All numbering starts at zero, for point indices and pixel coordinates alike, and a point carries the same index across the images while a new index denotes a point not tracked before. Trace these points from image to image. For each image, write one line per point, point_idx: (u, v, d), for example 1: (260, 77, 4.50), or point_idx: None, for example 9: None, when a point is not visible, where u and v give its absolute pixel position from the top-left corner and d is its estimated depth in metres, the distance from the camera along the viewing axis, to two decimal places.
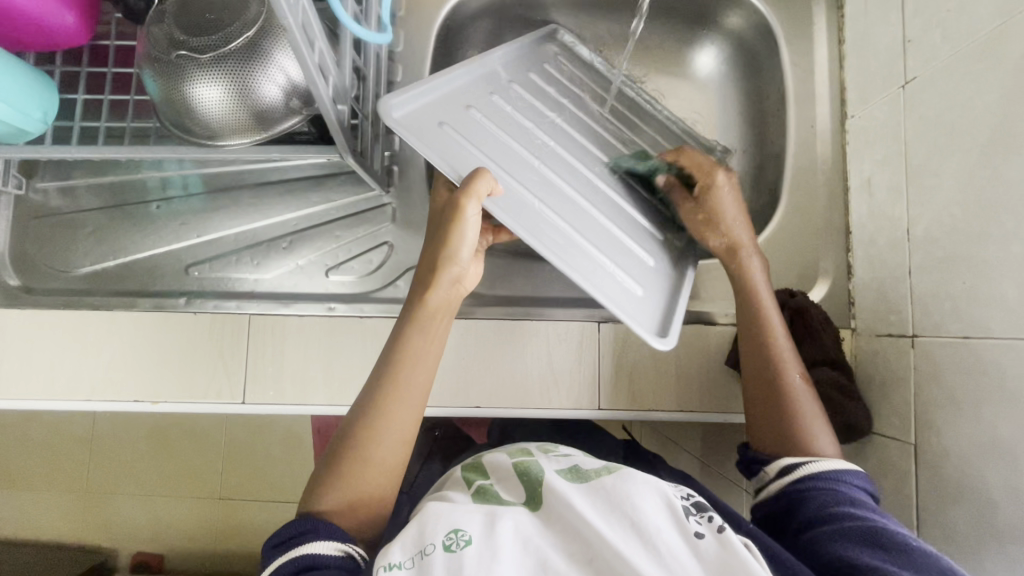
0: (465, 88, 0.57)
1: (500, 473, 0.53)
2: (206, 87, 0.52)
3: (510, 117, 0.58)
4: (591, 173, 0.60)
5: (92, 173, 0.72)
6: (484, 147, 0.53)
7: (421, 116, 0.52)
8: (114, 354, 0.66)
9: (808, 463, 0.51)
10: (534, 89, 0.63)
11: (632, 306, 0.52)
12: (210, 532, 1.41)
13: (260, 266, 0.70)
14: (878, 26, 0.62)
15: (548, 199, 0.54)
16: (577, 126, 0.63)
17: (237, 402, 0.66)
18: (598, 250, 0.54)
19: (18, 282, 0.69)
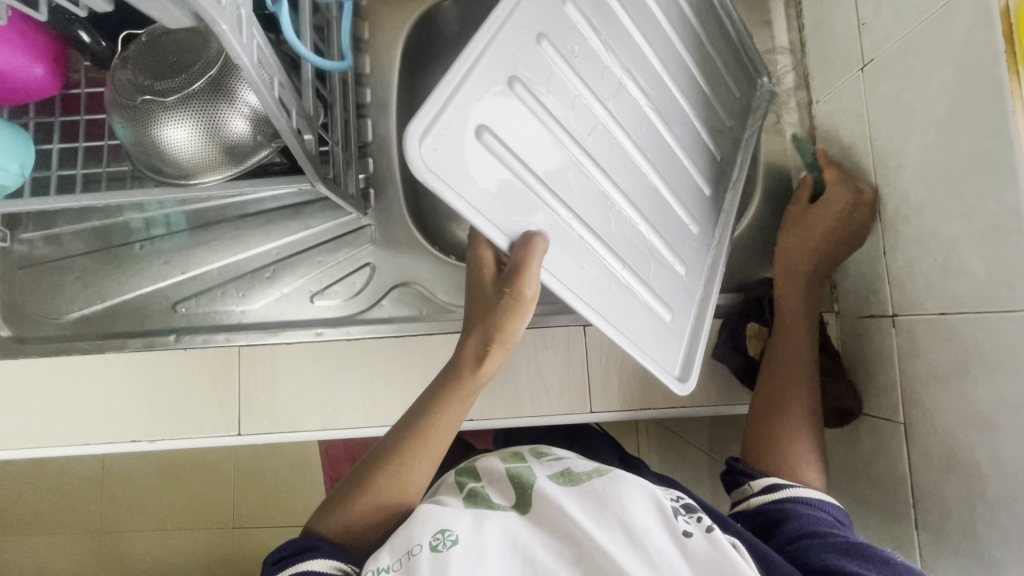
0: (508, 39, 0.41)
1: (491, 476, 0.54)
2: (175, 128, 0.53)
3: (557, 79, 0.45)
4: (634, 152, 0.52)
5: (75, 219, 0.73)
6: (528, 151, 0.43)
7: (457, 118, 0.39)
8: (109, 397, 0.67)
9: (788, 488, 0.51)
10: (592, 10, 0.48)
11: (662, 339, 0.53)
12: (226, 561, 1.41)
13: (246, 298, 0.70)
14: (833, 11, 0.63)
15: (594, 213, 0.48)
16: (632, 76, 0.52)
17: (233, 433, 0.66)
18: (633, 277, 0.51)
19: (8, 332, 0.69)
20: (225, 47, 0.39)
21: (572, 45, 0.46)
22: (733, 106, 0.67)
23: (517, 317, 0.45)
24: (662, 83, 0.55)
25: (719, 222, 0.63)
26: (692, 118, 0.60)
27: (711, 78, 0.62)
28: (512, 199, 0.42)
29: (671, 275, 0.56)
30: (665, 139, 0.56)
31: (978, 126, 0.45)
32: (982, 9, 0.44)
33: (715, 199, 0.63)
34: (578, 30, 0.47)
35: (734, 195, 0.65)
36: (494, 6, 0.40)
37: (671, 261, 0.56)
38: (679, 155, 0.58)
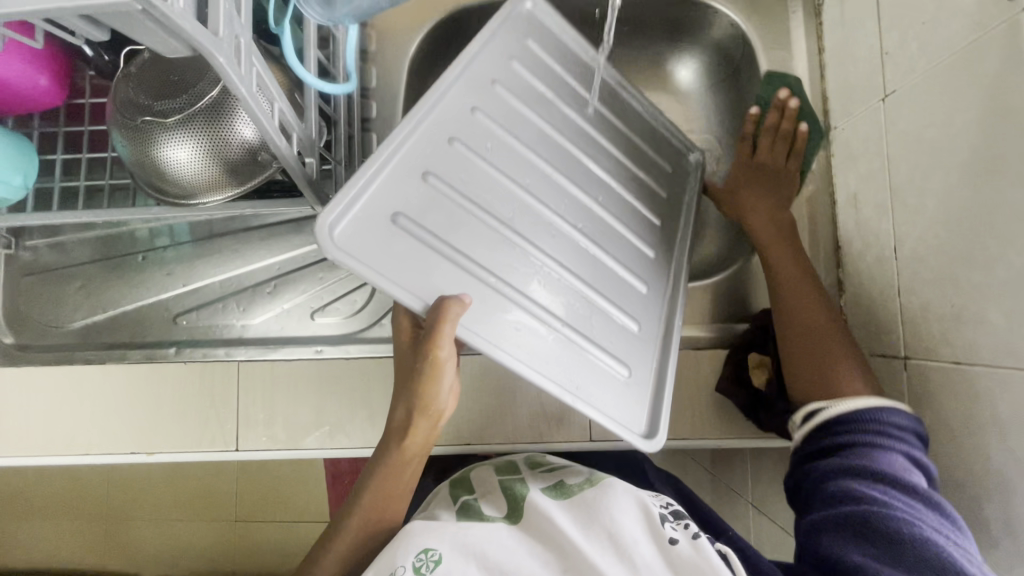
0: (419, 148, 0.51)
1: (485, 488, 0.57)
2: (176, 149, 0.52)
3: (473, 169, 0.53)
4: (563, 223, 0.56)
5: (79, 226, 0.72)
6: (447, 230, 0.50)
7: (372, 212, 0.48)
8: (111, 407, 0.67)
9: (830, 408, 0.51)
10: (501, 110, 0.56)
11: (616, 394, 0.55)
12: (227, 554, 1.43)
13: (246, 312, 0.70)
14: (856, 36, 0.61)
15: (521, 277, 0.52)
16: (552, 154, 0.57)
17: (231, 449, 0.66)
18: (577, 333, 0.54)
19: (12, 339, 0.70)
20: (223, 79, 0.38)
21: (485, 140, 0.54)
22: (666, 178, 0.66)
23: (437, 378, 0.48)
24: (588, 157, 0.60)
25: (675, 277, 0.63)
26: (626, 189, 0.62)
27: (641, 159, 0.64)
28: (428, 271, 0.49)
29: (620, 335, 0.57)
30: (600, 207, 0.59)
31: (1004, 174, 0.43)
32: (1012, 52, 0.42)
33: (664, 264, 0.63)
34: (493, 127, 0.55)
35: (683, 262, 0.64)
36: (400, 121, 0.51)
37: (620, 321, 0.58)
38: (619, 221, 0.60)
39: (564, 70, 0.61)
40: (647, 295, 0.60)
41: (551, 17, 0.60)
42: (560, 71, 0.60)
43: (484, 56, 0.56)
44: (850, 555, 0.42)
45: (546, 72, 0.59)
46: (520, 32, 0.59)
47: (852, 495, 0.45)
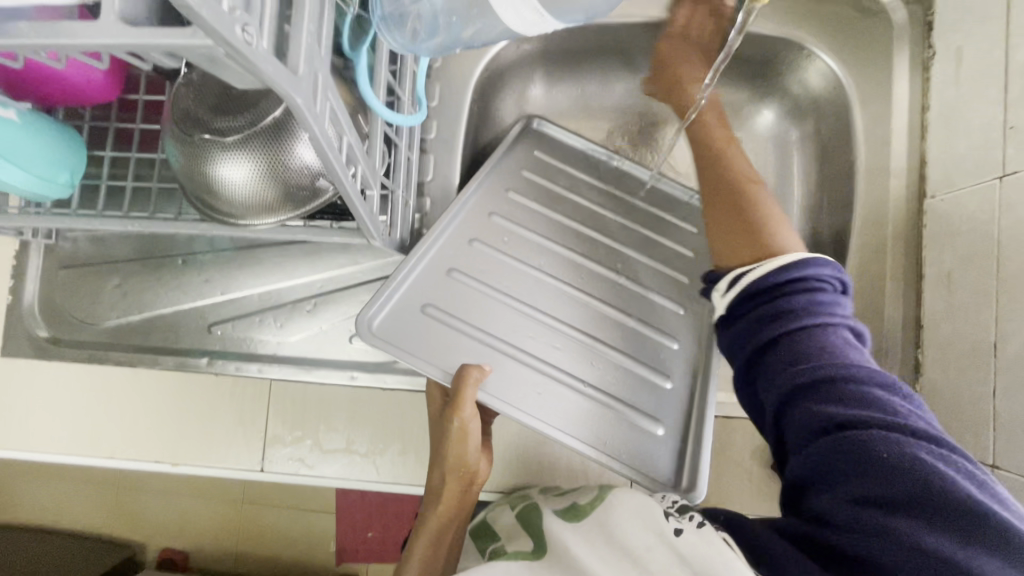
0: (446, 250, 0.62)
1: (510, 534, 0.59)
2: (232, 169, 0.49)
3: (492, 262, 0.63)
4: (580, 298, 0.63)
5: None
6: (474, 315, 0.60)
7: (410, 303, 0.59)
8: (140, 413, 0.66)
9: (755, 271, 0.48)
10: (515, 211, 0.66)
11: (646, 451, 0.58)
12: None
13: (284, 328, 0.67)
14: (973, 103, 0.56)
15: (539, 349, 0.60)
16: (564, 241, 0.66)
17: (255, 469, 0.64)
18: (599, 394, 0.59)
19: (46, 333, 0.68)
20: (298, 117, 0.35)
21: (502, 237, 0.64)
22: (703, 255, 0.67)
23: (463, 440, 0.55)
24: (597, 235, 0.67)
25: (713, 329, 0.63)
26: (646, 258, 0.66)
27: (661, 230, 0.68)
28: (455, 350, 0.58)
29: (647, 392, 0.60)
30: (622, 277, 0.65)
31: None
32: None
33: (697, 323, 0.64)
34: (509, 225, 0.65)
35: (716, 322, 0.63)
36: (430, 229, 0.62)
37: (649, 382, 0.61)
38: (637, 288, 0.65)
39: (572, 170, 0.70)
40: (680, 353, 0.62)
41: (553, 133, 0.71)
42: (568, 172, 0.70)
43: (499, 170, 0.67)
44: (839, 510, 0.41)
45: (555, 175, 0.69)
46: (528, 147, 0.70)
47: (812, 415, 0.42)
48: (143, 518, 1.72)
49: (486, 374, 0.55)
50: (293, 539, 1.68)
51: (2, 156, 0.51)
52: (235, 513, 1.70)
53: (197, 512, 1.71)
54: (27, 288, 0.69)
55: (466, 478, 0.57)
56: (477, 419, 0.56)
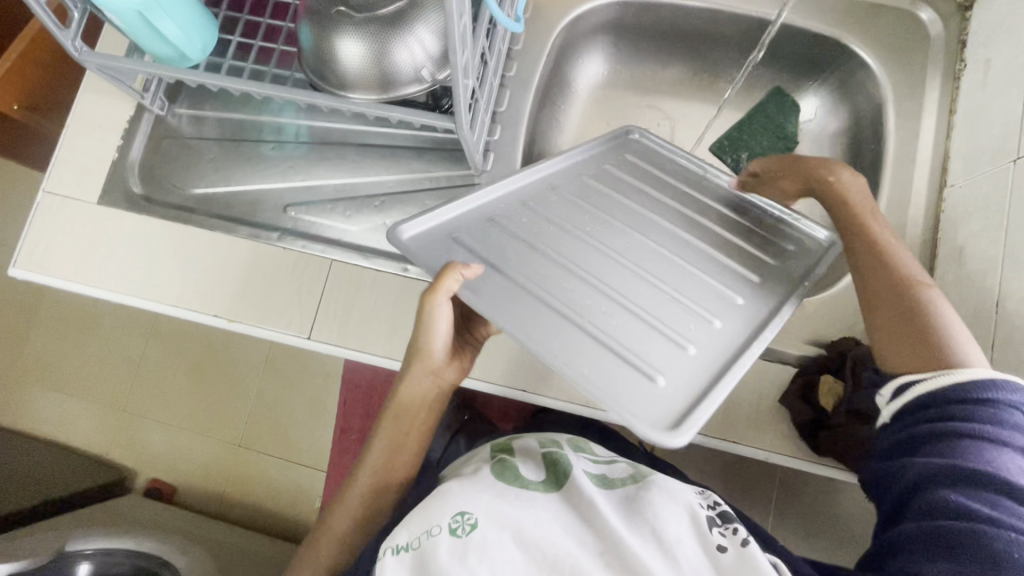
0: (502, 202, 0.65)
1: (530, 462, 0.66)
2: (352, 45, 0.58)
3: (542, 219, 0.63)
4: (618, 258, 0.61)
5: (223, 107, 0.79)
6: (496, 252, 0.60)
7: (438, 234, 0.62)
8: (207, 272, 0.72)
9: (919, 383, 0.50)
10: (586, 191, 0.67)
11: (643, 398, 0.52)
12: (218, 540, 1.46)
13: (351, 219, 0.74)
14: (995, 101, 0.63)
15: (553, 285, 0.58)
16: (622, 215, 0.65)
17: (302, 336, 0.70)
18: (606, 337, 0.55)
19: (140, 190, 0.76)
20: None
21: (561, 205, 0.65)
22: (775, 227, 0.66)
23: (431, 326, 0.63)
24: (666, 223, 0.65)
25: (784, 309, 0.57)
26: (720, 245, 0.64)
27: (756, 241, 0.65)
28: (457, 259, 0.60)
29: (655, 344, 0.55)
30: (673, 254, 0.62)
31: None
32: None
33: (762, 306, 0.58)
34: (568, 200, 0.65)
35: (794, 303, 0.58)
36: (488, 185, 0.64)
37: (668, 341, 0.55)
38: (699, 270, 0.61)
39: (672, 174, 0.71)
40: (721, 330, 0.56)
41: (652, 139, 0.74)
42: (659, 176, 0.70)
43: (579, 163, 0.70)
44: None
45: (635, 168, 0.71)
46: (621, 147, 0.73)
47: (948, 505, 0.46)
48: (140, 445, 1.75)
49: (471, 272, 0.57)
50: (281, 490, 1.69)
51: (163, 9, 0.60)
52: (229, 456, 1.72)
53: (192, 448, 1.74)
54: (133, 150, 0.77)
55: (428, 369, 0.67)
56: (447, 309, 0.62)
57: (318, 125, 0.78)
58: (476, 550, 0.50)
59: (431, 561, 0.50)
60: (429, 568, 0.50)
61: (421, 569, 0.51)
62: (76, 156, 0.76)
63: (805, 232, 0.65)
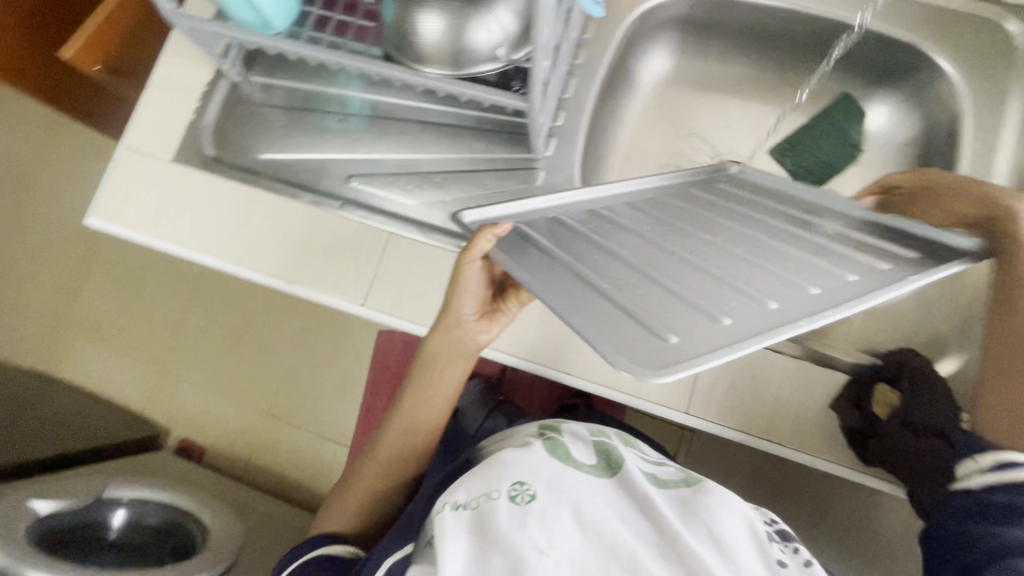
0: (571, 208, 0.65)
1: (580, 443, 0.67)
2: (433, 20, 0.59)
3: (605, 225, 0.61)
4: (670, 251, 0.57)
5: (295, 77, 0.81)
6: (551, 238, 0.59)
7: (492, 215, 0.63)
8: (271, 235, 0.75)
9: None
10: (664, 207, 0.66)
11: (646, 347, 0.44)
12: (246, 501, 1.51)
13: (410, 193, 0.76)
14: None
15: (582, 257, 0.55)
16: (694, 224, 0.62)
17: (357, 303, 0.73)
18: (623, 298, 0.49)
19: (212, 152, 0.79)
20: None
21: (632, 217, 0.63)
22: (904, 232, 0.61)
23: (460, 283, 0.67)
24: (754, 233, 0.61)
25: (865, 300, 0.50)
26: (808, 250, 0.58)
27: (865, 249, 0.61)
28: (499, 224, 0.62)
29: (686, 312, 0.48)
30: (747, 251, 0.57)
31: None
32: None
33: (836, 297, 0.50)
34: (643, 214, 0.64)
35: (878, 296, 0.50)
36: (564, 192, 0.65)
37: (700, 313, 0.48)
38: (773, 265, 0.55)
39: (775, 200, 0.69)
40: (777, 312, 0.49)
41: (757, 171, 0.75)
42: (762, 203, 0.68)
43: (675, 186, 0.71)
44: None
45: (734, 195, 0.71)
46: (714, 176, 0.73)
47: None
48: (174, 404, 1.82)
49: (503, 231, 0.60)
50: (305, 461, 1.73)
51: None
52: (258, 423, 1.77)
53: (223, 411, 1.79)
54: (207, 112, 0.80)
55: (456, 328, 0.71)
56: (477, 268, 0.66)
57: (385, 99, 0.80)
58: (535, 522, 0.52)
59: (491, 521, 0.53)
60: (488, 527, 0.53)
61: (478, 528, 0.54)
62: (154, 115, 0.79)
63: (906, 244, 0.60)
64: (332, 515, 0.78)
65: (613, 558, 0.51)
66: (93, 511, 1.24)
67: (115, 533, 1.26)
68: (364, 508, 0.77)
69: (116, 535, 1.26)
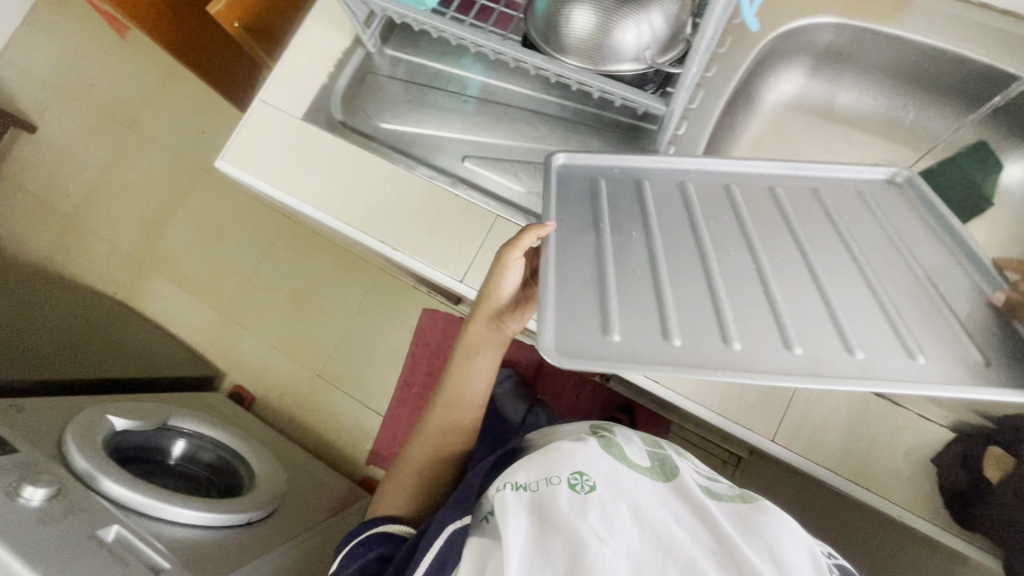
0: (664, 171, 0.64)
1: (630, 444, 0.67)
2: (583, 14, 0.61)
3: (679, 206, 0.62)
4: (704, 244, 0.59)
5: (427, 55, 0.85)
6: (613, 205, 0.62)
7: (579, 162, 0.65)
8: (382, 201, 0.78)
9: None
10: (772, 201, 0.62)
11: (588, 333, 0.51)
12: (290, 452, 1.57)
13: (520, 180, 0.77)
14: None
15: (613, 243, 0.58)
16: (791, 238, 0.60)
17: (456, 279, 0.75)
18: (609, 283, 0.55)
19: (340, 116, 0.83)
20: None
21: (724, 222, 0.61)
22: None
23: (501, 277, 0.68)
24: (863, 266, 0.58)
25: (835, 380, 0.48)
26: (920, 314, 0.55)
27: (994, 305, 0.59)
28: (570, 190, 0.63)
29: (649, 314, 0.53)
30: (780, 290, 0.55)
31: None
32: None
33: (809, 368, 0.49)
34: (747, 213, 0.62)
35: (851, 384, 0.48)
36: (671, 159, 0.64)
37: (663, 322, 0.52)
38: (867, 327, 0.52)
39: (897, 232, 0.61)
40: (733, 356, 0.51)
41: (930, 196, 0.62)
42: (887, 224, 0.62)
43: (789, 177, 0.64)
44: None
45: (866, 229, 0.61)
46: (856, 185, 0.65)
47: None
48: (233, 350, 1.91)
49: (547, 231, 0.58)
50: (344, 426, 1.78)
51: None
52: (307, 382, 1.84)
53: (276, 365, 1.87)
54: (340, 79, 0.84)
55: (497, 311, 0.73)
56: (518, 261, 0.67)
57: (509, 87, 0.82)
58: (595, 509, 0.53)
59: (550, 505, 0.54)
60: (548, 511, 0.54)
61: (538, 508, 0.55)
62: (293, 76, 0.84)
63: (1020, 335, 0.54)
64: (387, 499, 0.78)
65: (669, 559, 0.50)
66: (157, 439, 1.32)
67: (174, 461, 1.35)
68: (419, 492, 0.77)
69: (174, 463, 1.34)
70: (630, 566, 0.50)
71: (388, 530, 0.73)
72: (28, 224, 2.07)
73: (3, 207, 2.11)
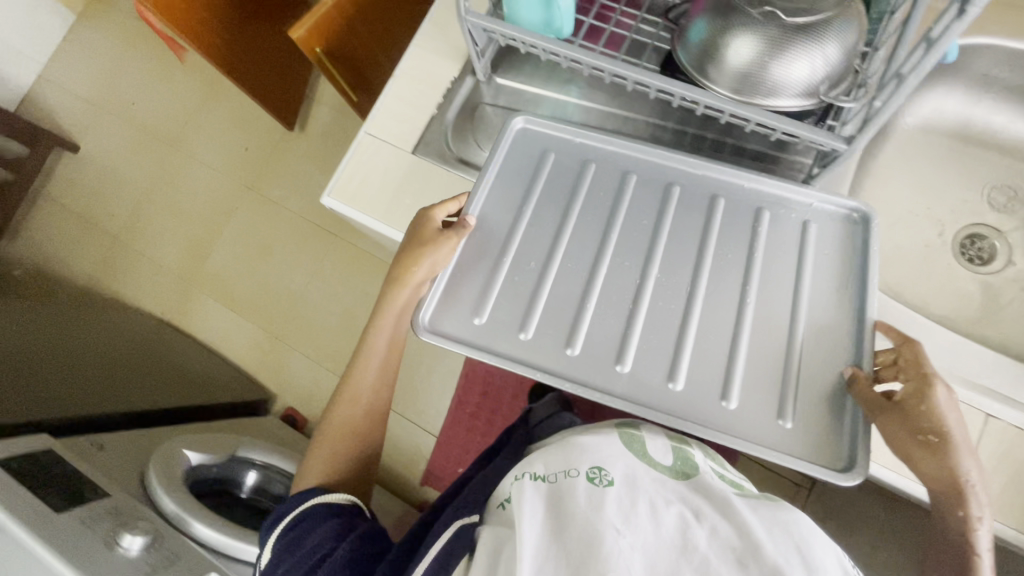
0: (604, 167, 0.72)
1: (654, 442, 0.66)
2: (749, 44, 0.64)
3: (617, 213, 0.69)
4: (608, 252, 0.67)
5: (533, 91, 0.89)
6: (545, 194, 0.71)
7: (548, 141, 0.74)
8: None
9: None
10: (702, 229, 0.67)
11: (466, 303, 0.65)
12: None
13: None
14: None
15: (518, 236, 0.68)
16: (702, 256, 0.65)
17: None
18: (504, 264, 0.67)
19: (455, 154, 0.88)
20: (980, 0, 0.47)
21: (646, 228, 0.68)
22: None
23: (418, 262, 0.68)
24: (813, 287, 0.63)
25: (685, 423, 0.57)
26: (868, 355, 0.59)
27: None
28: (507, 182, 0.72)
29: (525, 308, 0.64)
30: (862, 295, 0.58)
31: None
32: None
33: (714, 421, 0.58)
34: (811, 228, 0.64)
35: (703, 432, 0.57)
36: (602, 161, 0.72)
37: (528, 317, 0.64)
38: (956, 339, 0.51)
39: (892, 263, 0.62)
40: (574, 362, 0.61)
41: (873, 234, 0.64)
42: (833, 253, 0.65)
43: (745, 189, 0.69)
44: None
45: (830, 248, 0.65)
46: (806, 214, 0.67)
47: None
48: (284, 371, 1.98)
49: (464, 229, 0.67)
50: None
51: None
52: None
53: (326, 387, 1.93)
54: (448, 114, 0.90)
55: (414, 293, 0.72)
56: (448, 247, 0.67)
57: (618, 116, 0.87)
58: (613, 501, 0.53)
59: (568, 497, 0.54)
60: (565, 502, 0.54)
61: (555, 499, 0.55)
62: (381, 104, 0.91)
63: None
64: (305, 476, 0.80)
65: (682, 561, 0.48)
66: (230, 470, 1.38)
67: (245, 493, 1.40)
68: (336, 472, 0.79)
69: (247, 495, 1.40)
70: (644, 561, 0.48)
71: (323, 502, 0.74)
72: (87, 246, 2.21)
73: (62, 229, 2.25)
